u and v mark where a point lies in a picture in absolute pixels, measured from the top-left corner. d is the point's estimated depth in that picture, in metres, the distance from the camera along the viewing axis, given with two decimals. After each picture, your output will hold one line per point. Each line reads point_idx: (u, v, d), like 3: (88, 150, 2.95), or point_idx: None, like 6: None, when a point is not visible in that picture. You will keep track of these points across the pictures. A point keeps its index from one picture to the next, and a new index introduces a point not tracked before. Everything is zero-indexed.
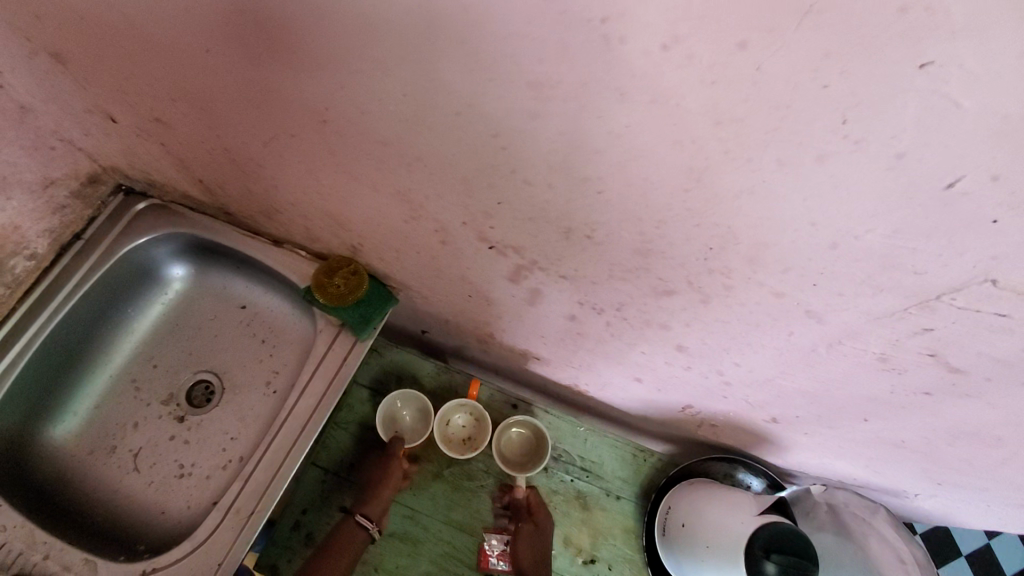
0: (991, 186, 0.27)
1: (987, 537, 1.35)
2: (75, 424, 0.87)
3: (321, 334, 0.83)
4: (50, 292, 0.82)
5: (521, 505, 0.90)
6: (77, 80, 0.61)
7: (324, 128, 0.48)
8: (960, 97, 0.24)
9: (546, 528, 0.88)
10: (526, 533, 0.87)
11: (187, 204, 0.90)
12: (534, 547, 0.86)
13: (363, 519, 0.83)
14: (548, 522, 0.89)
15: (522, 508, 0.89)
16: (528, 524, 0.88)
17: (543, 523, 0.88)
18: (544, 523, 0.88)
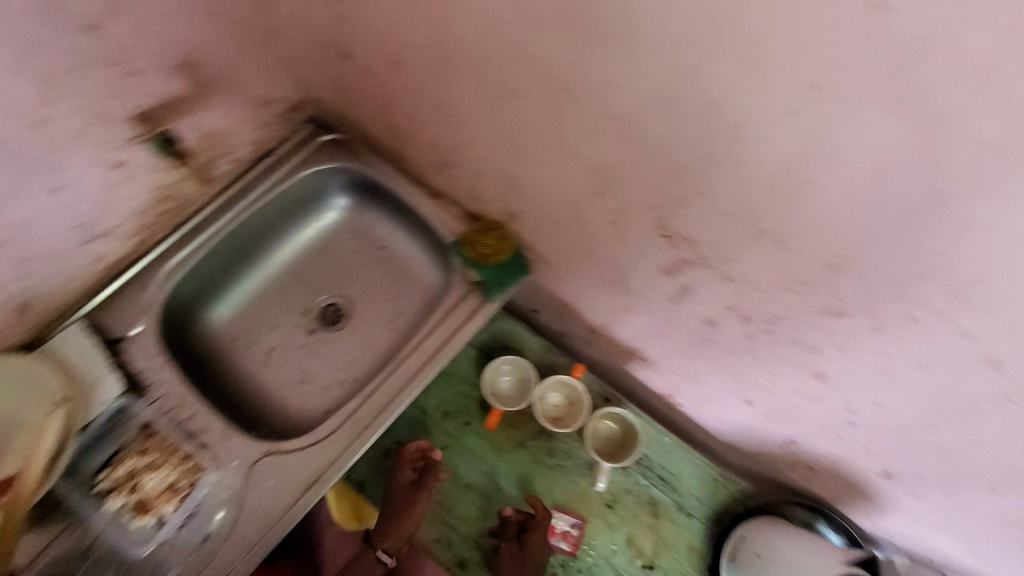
0: None
1: None
2: (226, 313, 0.98)
3: (454, 288, 0.89)
4: (239, 194, 0.93)
5: (512, 523, 0.87)
6: (332, 15, 0.70)
7: (556, 97, 0.53)
8: None
9: (533, 551, 0.85)
10: (510, 557, 0.84)
11: (363, 144, 0.98)
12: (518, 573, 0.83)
13: (383, 554, 0.83)
14: (536, 546, 0.85)
15: (511, 526, 0.87)
16: (514, 544, 0.85)
17: (532, 548, 0.85)
18: (532, 547, 0.85)
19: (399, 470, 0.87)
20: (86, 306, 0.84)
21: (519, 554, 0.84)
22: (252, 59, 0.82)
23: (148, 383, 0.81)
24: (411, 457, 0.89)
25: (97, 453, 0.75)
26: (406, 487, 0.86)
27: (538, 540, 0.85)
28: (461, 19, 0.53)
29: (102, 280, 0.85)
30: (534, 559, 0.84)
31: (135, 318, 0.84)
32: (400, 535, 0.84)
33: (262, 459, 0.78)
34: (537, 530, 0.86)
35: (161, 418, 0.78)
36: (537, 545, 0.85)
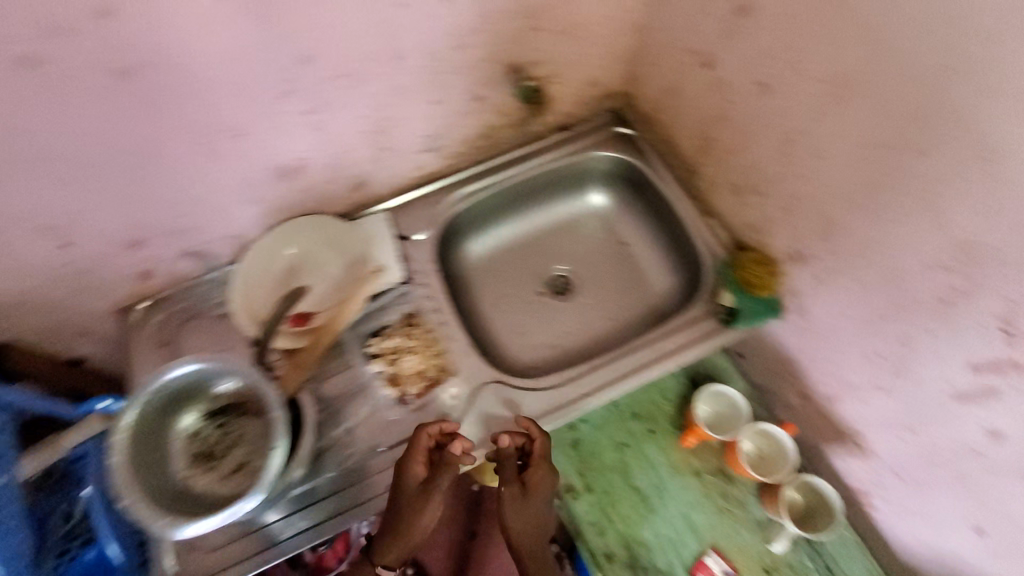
0: None
1: None
2: (477, 249, 1.08)
3: (698, 304, 0.92)
4: (533, 155, 1.03)
5: (511, 459, 0.77)
6: (723, 29, 0.77)
7: (972, 164, 0.55)
8: None
9: (538, 486, 0.77)
10: (513, 500, 0.76)
11: (651, 145, 1.02)
12: (525, 518, 0.77)
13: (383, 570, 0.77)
14: (541, 480, 0.77)
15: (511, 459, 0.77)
16: (517, 486, 0.77)
17: (532, 485, 0.77)
18: (535, 484, 0.77)
19: (405, 464, 0.73)
20: (391, 201, 0.98)
21: (523, 498, 0.77)
22: (609, 46, 0.91)
23: (418, 282, 0.93)
24: (429, 438, 0.75)
25: (370, 322, 0.88)
26: (411, 489, 0.74)
27: (540, 475, 0.77)
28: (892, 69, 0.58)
29: (409, 187, 0.99)
30: (538, 495, 0.77)
31: (422, 226, 0.98)
32: (396, 551, 0.76)
33: (488, 385, 0.85)
34: (542, 470, 0.77)
35: (421, 314, 0.90)
36: (541, 481, 0.77)
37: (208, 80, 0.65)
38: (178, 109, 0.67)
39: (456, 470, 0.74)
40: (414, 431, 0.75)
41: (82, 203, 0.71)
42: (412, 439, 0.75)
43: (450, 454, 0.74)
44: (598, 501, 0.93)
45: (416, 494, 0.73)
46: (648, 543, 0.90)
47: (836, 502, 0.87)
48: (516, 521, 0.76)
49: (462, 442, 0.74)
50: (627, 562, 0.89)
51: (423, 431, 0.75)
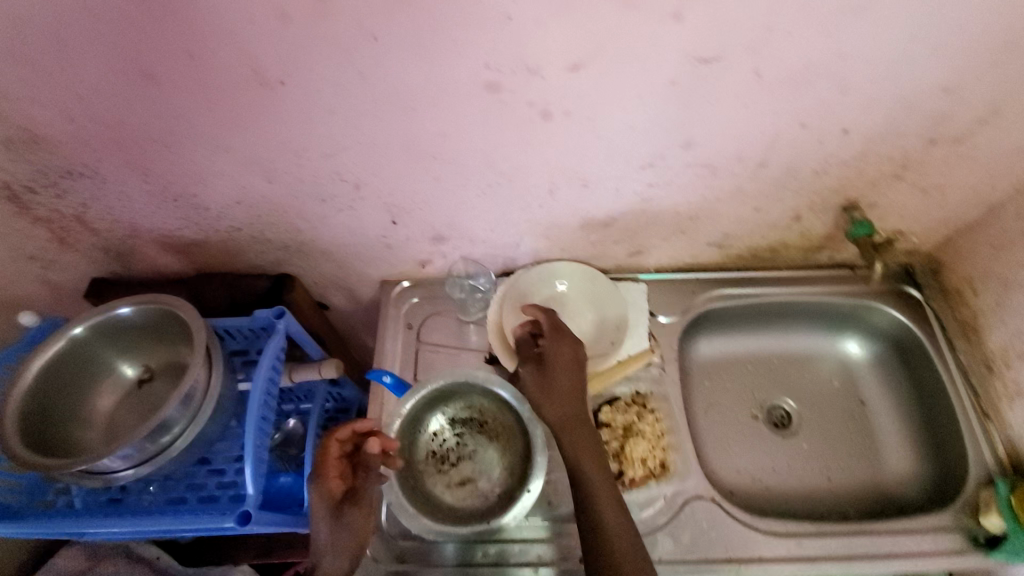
0: None
1: None
2: (706, 347, 1.02)
3: (949, 510, 0.82)
4: (805, 281, 0.98)
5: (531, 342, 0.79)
6: None
7: None
8: None
9: (562, 363, 0.76)
10: (534, 373, 0.77)
11: (940, 319, 0.94)
12: (552, 384, 0.76)
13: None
14: (563, 357, 0.76)
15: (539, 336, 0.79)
16: (535, 365, 0.77)
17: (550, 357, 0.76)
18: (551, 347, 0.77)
19: (325, 470, 0.71)
20: (650, 275, 0.99)
21: (543, 375, 0.76)
22: (946, 213, 0.85)
23: (657, 363, 0.92)
24: (339, 443, 0.73)
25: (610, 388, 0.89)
26: (336, 507, 0.70)
27: (569, 353, 0.77)
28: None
29: (671, 268, 0.99)
30: (562, 367, 0.76)
31: (672, 309, 0.97)
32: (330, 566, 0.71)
33: (704, 501, 0.81)
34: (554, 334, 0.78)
35: (655, 397, 0.89)
36: (560, 353, 0.78)
37: (595, 138, 0.69)
38: (552, 153, 0.71)
39: (374, 470, 0.72)
40: (322, 442, 0.72)
41: (428, 197, 0.79)
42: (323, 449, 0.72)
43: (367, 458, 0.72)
44: None
45: (341, 508, 0.71)
46: None
47: None
48: (553, 397, 0.75)
49: (377, 440, 0.71)
50: None
51: (332, 438, 0.72)
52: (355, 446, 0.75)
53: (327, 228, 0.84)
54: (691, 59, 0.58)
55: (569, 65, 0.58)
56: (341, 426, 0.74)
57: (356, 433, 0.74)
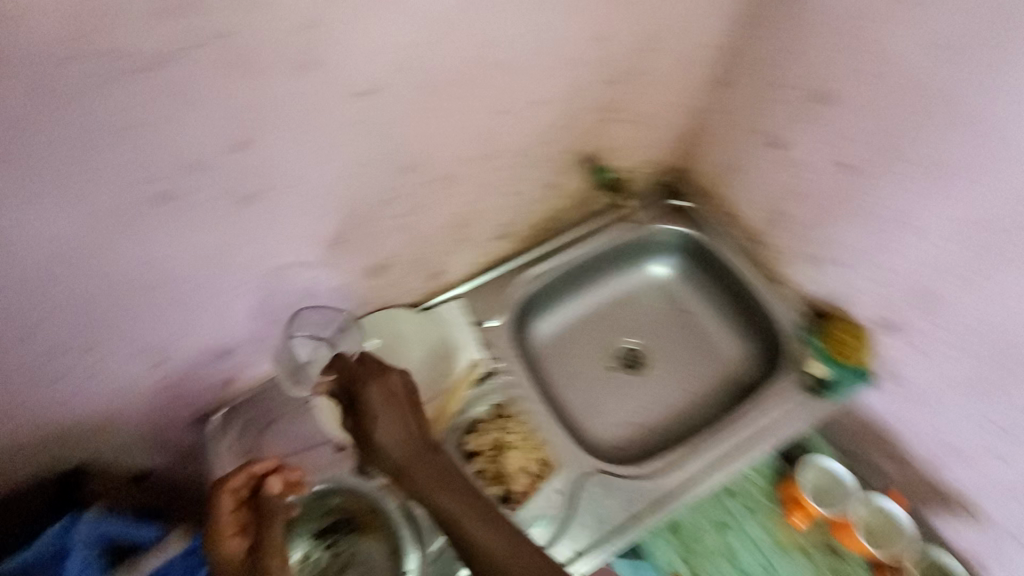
0: None
1: None
2: (544, 329, 1.06)
3: (786, 373, 0.90)
4: (593, 232, 1.04)
5: (345, 390, 0.71)
6: (797, 114, 0.79)
7: None
8: None
9: (384, 391, 0.69)
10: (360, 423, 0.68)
11: (711, 216, 1.04)
12: (393, 425, 0.66)
13: None
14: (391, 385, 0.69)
15: (343, 376, 0.72)
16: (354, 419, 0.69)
17: (365, 397, 0.69)
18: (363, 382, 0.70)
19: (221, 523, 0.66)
20: (460, 288, 0.98)
21: (364, 423, 0.67)
22: (669, 129, 0.95)
23: (498, 369, 0.92)
24: (232, 495, 0.67)
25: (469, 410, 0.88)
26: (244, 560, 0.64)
27: (390, 380, 0.69)
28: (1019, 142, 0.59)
29: (479, 271, 0.99)
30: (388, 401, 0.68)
31: (495, 311, 0.97)
32: None
33: (592, 474, 0.84)
34: (372, 383, 0.69)
35: (511, 402, 0.89)
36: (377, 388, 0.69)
37: (314, 198, 0.65)
38: (282, 228, 0.66)
39: (277, 513, 0.67)
40: (213, 496, 0.67)
41: (181, 323, 0.71)
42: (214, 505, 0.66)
43: (268, 501, 0.68)
44: None
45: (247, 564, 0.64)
46: None
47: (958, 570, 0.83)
48: (377, 428, 0.66)
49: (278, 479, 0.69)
50: None
51: (225, 490, 0.67)
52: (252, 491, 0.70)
53: (84, 402, 0.73)
54: (347, 93, 0.56)
55: (234, 143, 0.54)
56: (234, 473, 0.69)
57: (252, 476, 0.69)
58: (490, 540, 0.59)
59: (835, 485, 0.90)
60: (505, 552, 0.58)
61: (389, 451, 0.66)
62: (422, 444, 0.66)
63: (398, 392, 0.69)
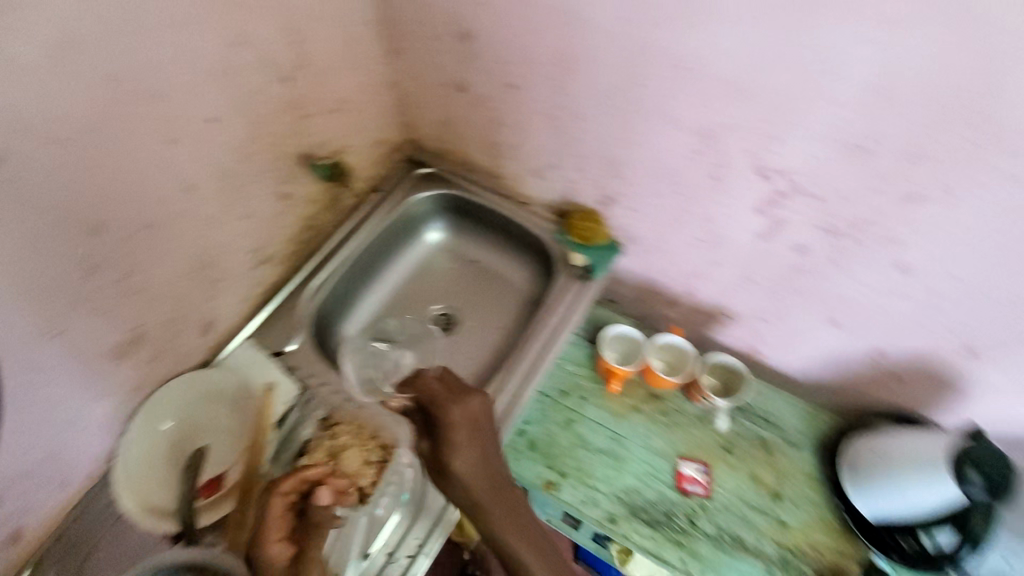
0: None
1: None
2: (353, 332, 1.09)
3: (560, 272, 1.04)
4: (359, 224, 1.08)
5: (421, 405, 0.77)
6: (461, 58, 0.89)
7: (671, 75, 0.72)
8: None
9: (449, 424, 0.74)
10: (429, 445, 0.75)
11: (455, 171, 1.15)
12: (471, 460, 0.72)
13: None
14: (472, 409, 0.76)
15: (438, 393, 0.77)
16: (426, 441, 0.76)
17: (441, 413, 0.75)
18: (445, 411, 0.75)
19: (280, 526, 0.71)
20: (247, 328, 0.95)
21: (442, 442, 0.74)
22: (376, 107, 1.01)
23: (313, 384, 0.91)
24: (284, 498, 0.74)
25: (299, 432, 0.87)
26: (285, 570, 0.69)
27: (468, 401, 0.76)
28: (602, 18, 0.71)
29: (256, 307, 0.97)
30: (463, 433, 0.74)
31: (290, 335, 0.96)
32: None
33: None
34: (453, 405, 0.75)
35: (337, 409, 0.88)
36: (467, 408, 0.75)
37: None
38: None
39: (326, 526, 0.73)
40: (267, 500, 0.73)
41: None
42: (267, 508, 0.72)
43: (314, 510, 0.73)
44: (578, 481, 0.98)
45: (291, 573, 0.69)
46: (634, 487, 0.97)
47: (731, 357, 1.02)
48: (455, 459, 0.72)
49: (327, 492, 0.75)
50: (628, 513, 0.95)
51: (276, 494, 0.73)
52: (301, 494, 0.76)
53: None
54: None
55: None
56: (283, 479, 0.75)
57: (301, 481, 0.75)
58: (519, 538, 0.72)
59: (631, 349, 1.08)
60: (522, 551, 0.71)
61: (441, 471, 0.73)
62: (493, 474, 0.73)
63: (474, 416, 0.75)
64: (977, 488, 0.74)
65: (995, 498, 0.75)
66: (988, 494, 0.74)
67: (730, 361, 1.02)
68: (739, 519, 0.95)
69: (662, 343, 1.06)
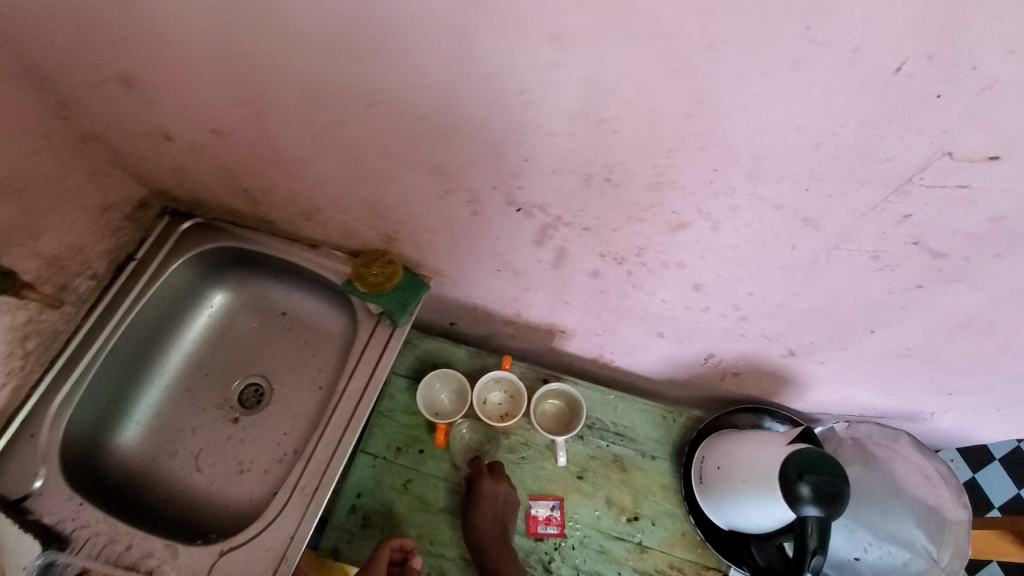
0: (941, 102, 0.35)
1: None
2: (137, 435, 0.93)
3: (361, 322, 0.89)
4: (110, 308, 0.90)
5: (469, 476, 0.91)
6: (143, 103, 0.69)
7: (368, 113, 0.56)
8: (859, 42, 0.33)
9: (490, 491, 0.87)
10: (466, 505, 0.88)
11: (225, 218, 0.97)
12: (490, 510, 0.86)
13: None
14: (502, 488, 0.89)
15: (483, 477, 0.89)
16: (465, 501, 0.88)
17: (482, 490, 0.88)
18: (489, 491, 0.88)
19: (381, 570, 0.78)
20: None
21: (471, 508, 0.86)
22: (77, 170, 0.80)
23: (71, 531, 0.77)
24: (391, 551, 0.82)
25: None
26: None
27: (501, 487, 0.89)
28: (259, 49, 0.53)
29: None
30: (490, 501, 0.87)
31: (33, 471, 0.79)
32: None
33: (218, 561, 0.75)
34: (486, 477, 0.89)
35: (95, 559, 0.76)
36: (495, 489, 0.88)
37: None
38: None
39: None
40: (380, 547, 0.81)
41: None
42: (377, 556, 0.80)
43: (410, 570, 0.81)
44: (422, 551, 0.88)
45: None
46: None
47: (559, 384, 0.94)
48: (478, 517, 0.85)
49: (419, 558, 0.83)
50: None
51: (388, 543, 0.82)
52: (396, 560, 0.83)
53: None
54: None
55: None
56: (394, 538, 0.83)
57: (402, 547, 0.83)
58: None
59: (461, 388, 0.97)
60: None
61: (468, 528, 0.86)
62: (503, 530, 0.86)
63: (501, 501, 0.88)
64: (809, 504, 0.68)
65: (828, 513, 0.68)
66: (818, 509, 0.68)
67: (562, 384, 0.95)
68: (596, 552, 0.88)
69: (490, 380, 0.96)
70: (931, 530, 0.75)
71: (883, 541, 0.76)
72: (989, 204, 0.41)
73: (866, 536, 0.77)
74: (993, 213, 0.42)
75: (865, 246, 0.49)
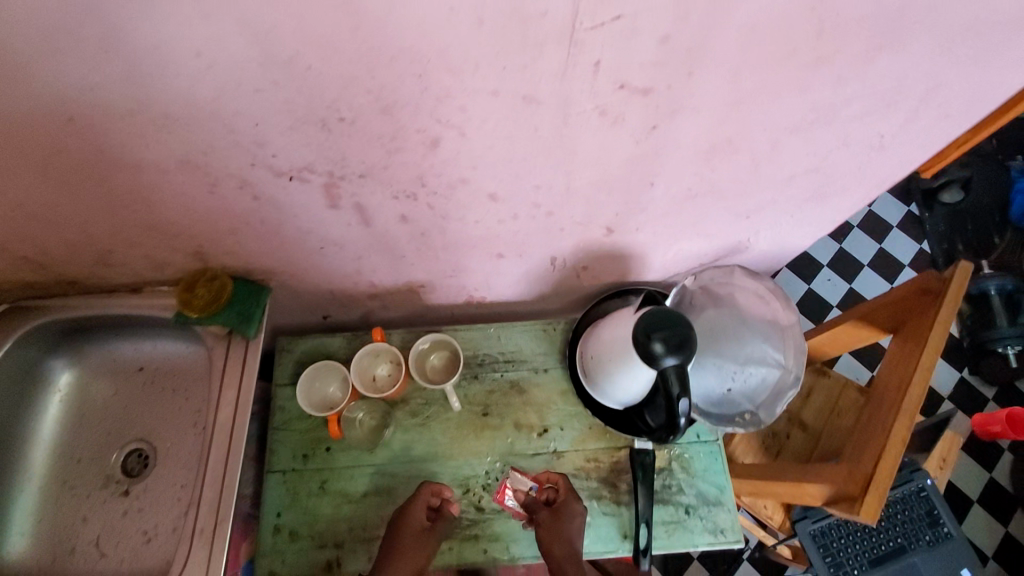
0: None
1: (879, 243, 1.73)
2: (25, 544, 0.89)
3: (213, 348, 0.86)
4: None
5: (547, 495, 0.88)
6: None
7: (76, 129, 0.52)
8: None
9: (567, 516, 0.85)
10: (547, 516, 0.85)
11: (33, 293, 0.89)
12: (565, 532, 0.83)
13: None
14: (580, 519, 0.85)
15: (566, 500, 0.87)
16: (546, 512, 0.86)
17: (565, 507, 0.85)
18: (568, 510, 0.85)
19: (413, 516, 0.83)
20: None
21: (554, 525, 0.84)
22: None
23: None
24: (430, 494, 0.86)
25: None
26: (415, 535, 0.82)
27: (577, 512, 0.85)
28: None
29: None
30: (565, 519, 0.84)
31: None
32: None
33: None
34: (571, 500, 0.86)
35: None
36: (572, 513, 0.85)
37: None
38: None
39: (445, 517, 0.85)
40: (421, 488, 0.86)
41: None
42: (418, 494, 0.85)
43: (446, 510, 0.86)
44: (357, 541, 0.89)
45: (421, 534, 0.83)
46: None
47: (427, 335, 0.97)
48: (556, 536, 0.83)
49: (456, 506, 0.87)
50: None
51: (428, 486, 0.86)
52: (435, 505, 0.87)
53: None
54: None
55: None
56: (435, 483, 0.87)
57: (439, 495, 0.87)
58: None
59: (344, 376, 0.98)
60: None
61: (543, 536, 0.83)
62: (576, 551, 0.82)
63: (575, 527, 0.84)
64: (665, 357, 0.74)
65: (683, 358, 0.74)
66: (673, 357, 0.74)
67: (433, 335, 0.97)
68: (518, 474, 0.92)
69: (368, 357, 0.97)
70: (777, 342, 0.84)
71: (744, 366, 0.83)
72: (650, 28, 0.43)
73: (731, 368, 0.83)
74: (660, 35, 0.44)
75: (589, 106, 0.51)
